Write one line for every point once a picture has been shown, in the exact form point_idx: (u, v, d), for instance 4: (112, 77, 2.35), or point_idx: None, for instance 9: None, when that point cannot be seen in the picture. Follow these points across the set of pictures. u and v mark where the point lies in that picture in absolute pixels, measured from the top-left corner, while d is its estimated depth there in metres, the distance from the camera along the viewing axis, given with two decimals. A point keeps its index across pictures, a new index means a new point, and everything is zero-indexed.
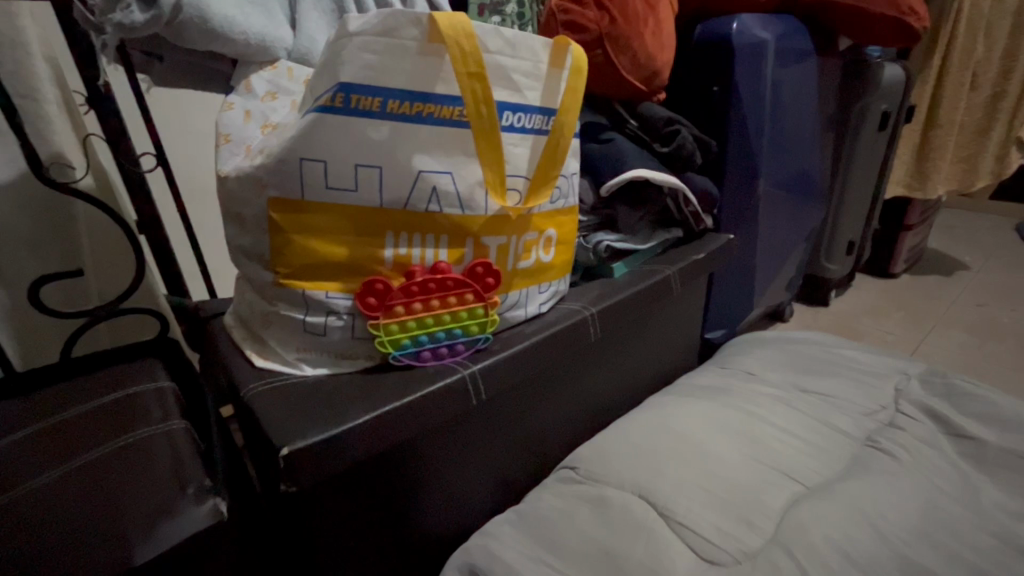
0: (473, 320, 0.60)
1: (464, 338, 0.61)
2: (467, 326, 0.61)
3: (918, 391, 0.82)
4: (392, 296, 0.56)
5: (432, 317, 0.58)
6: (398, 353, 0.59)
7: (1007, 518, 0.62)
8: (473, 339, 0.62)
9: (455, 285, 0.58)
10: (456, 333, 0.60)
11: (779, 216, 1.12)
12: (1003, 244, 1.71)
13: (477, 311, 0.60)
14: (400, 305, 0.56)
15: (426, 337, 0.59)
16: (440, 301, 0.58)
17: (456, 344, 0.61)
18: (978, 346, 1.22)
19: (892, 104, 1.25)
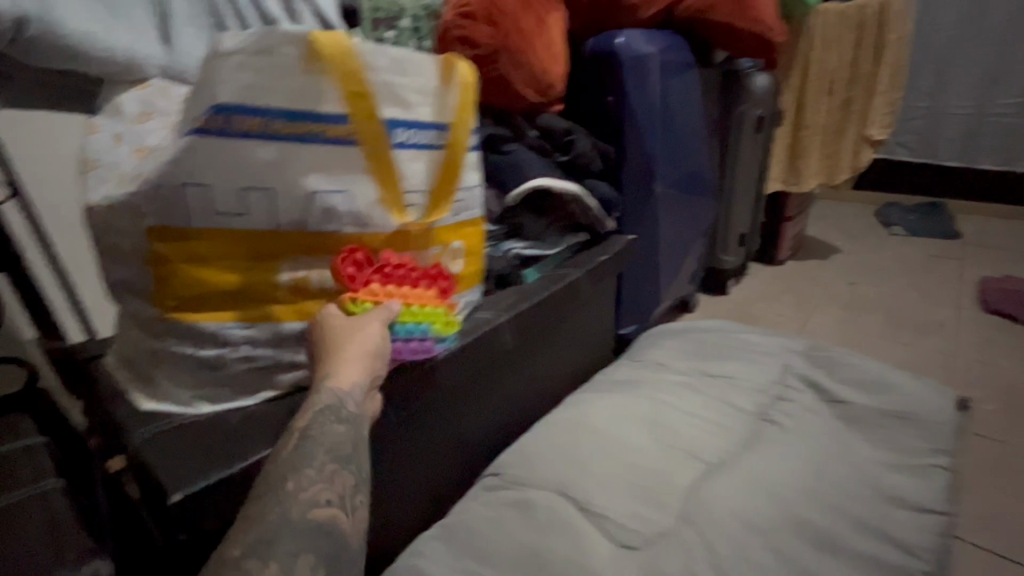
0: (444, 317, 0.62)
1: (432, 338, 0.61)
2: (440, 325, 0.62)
3: (801, 364, 0.92)
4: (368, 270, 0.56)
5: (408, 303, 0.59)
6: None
7: (877, 469, 0.71)
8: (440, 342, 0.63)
9: (422, 277, 0.61)
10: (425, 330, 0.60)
11: (676, 214, 1.21)
12: (866, 227, 1.96)
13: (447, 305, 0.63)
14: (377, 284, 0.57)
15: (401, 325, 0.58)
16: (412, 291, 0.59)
17: (421, 343, 0.60)
18: (851, 320, 1.38)
19: (765, 109, 1.40)
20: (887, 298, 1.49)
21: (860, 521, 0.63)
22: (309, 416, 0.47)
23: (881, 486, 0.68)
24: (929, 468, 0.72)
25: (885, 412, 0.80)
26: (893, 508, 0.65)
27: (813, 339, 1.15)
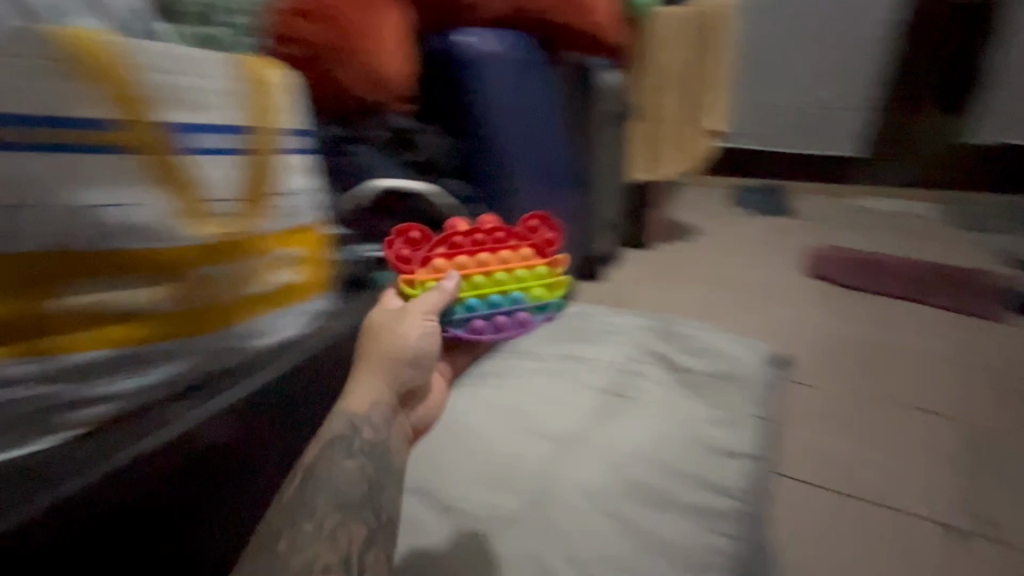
0: (516, 287, 0.70)
1: (516, 310, 0.69)
2: (522, 294, 0.70)
3: (653, 339, 1.00)
4: (426, 257, 0.68)
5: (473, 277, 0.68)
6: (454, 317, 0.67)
7: (703, 426, 0.80)
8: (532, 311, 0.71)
9: (496, 240, 0.72)
10: (497, 301, 0.68)
11: (542, 207, 1.26)
12: (720, 207, 2.18)
13: (518, 274, 0.70)
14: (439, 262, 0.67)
15: (471, 300, 0.68)
16: (476, 268, 0.69)
17: (501, 314, 0.68)
18: (705, 294, 1.54)
19: (619, 106, 1.50)
20: (734, 272, 1.67)
21: (682, 475, 0.72)
22: (326, 446, 0.56)
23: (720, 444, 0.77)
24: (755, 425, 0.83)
25: (710, 372, 0.92)
26: (709, 457, 0.75)
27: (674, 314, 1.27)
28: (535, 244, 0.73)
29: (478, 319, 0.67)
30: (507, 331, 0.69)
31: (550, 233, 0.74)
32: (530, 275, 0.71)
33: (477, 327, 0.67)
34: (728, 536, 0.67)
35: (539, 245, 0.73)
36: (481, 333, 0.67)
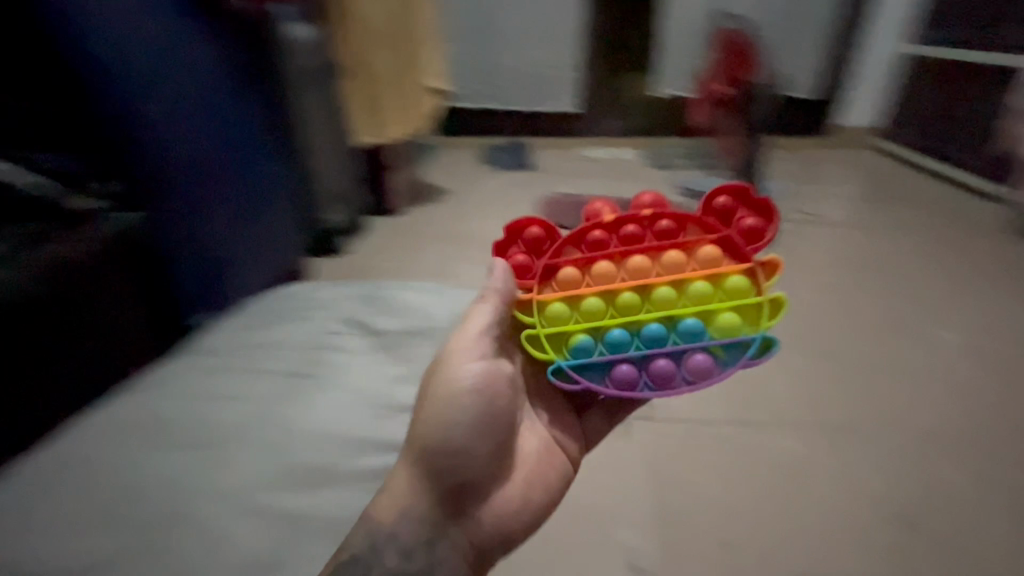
0: (688, 311, 0.62)
1: (651, 356, 0.62)
2: (701, 324, 0.62)
3: (345, 305, 0.96)
4: (549, 265, 0.66)
5: (564, 306, 0.64)
6: (559, 364, 0.62)
7: (390, 384, 0.78)
8: (717, 353, 0.62)
9: (626, 245, 0.66)
10: (622, 339, 0.62)
11: (225, 182, 1.11)
12: (468, 167, 2.31)
13: (697, 290, 0.62)
14: (596, 270, 0.64)
15: (584, 339, 0.62)
16: (633, 284, 0.63)
17: (661, 357, 0.61)
18: (443, 253, 1.64)
19: (316, 61, 1.42)
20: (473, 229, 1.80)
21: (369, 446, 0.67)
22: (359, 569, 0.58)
23: (381, 446, 0.68)
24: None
25: (400, 327, 0.91)
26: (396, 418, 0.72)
27: (320, 305, 0.97)
28: (726, 239, 0.65)
29: (624, 363, 0.62)
30: (655, 381, 0.61)
31: (763, 221, 0.66)
32: (726, 288, 0.63)
33: (620, 378, 0.61)
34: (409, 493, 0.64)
35: (729, 242, 0.65)
36: (621, 387, 0.61)
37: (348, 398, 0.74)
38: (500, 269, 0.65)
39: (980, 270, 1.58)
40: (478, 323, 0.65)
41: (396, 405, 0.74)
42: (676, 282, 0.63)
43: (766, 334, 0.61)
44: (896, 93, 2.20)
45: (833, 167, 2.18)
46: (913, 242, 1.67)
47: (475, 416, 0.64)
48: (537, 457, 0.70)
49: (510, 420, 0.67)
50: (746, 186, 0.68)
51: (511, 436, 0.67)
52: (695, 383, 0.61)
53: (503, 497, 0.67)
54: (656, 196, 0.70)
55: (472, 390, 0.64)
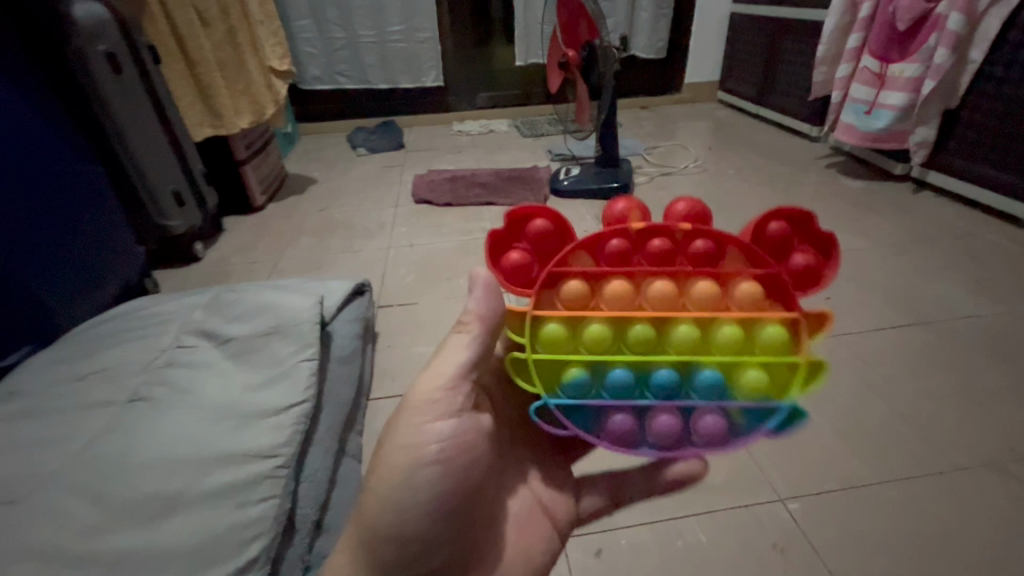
0: (713, 360, 0.41)
1: (655, 407, 0.41)
2: (723, 377, 0.40)
3: (196, 317, 0.88)
4: (554, 274, 0.45)
5: (563, 328, 0.42)
6: (545, 403, 0.41)
7: (242, 393, 0.72)
8: (733, 417, 0.41)
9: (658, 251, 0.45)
10: (625, 384, 0.41)
11: (21, 195, 0.91)
12: (337, 154, 2.23)
13: (728, 338, 0.40)
14: (608, 290, 0.43)
15: (578, 375, 0.41)
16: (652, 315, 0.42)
17: (664, 412, 0.41)
18: (316, 245, 1.54)
19: (114, 44, 1.16)
20: (347, 215, 1.71)
21: (214, 471, 0.60)
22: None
23: (233, 457, 0.62)
24: (281, 407, 0.70)
25: (259, 331, 0.84)
26: (248, 428, 0.66)
27: (174, 315, 0.90)
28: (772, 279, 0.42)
29: (619, 412, 0.41)
30: (660, 444, 0.41)
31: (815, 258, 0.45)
32: (758, 342, 0.40)
33: (614, 433, 0.41)
34: (272, 498, 0.60)
35: (777, 284, 0.42)
36: (615, 443, 0.41)
37: (197, 414, 0.68)
38: (483, 286, 0.42)
39: (796, 182, 1.70)
40: (452, 362, 0.42)
41: (251, 412, 0.68)
42: (707, 320, 0.42)
43: (794, 401, 0.39)
44: (732, 46, 2.38)
45: (686, 120, 2.35)
46: (747, 174, 1.78)
47: (440, 483, 0.41)
48: (524, 529, 0.48)
49: (483, 483, 0.45)
50: (806, 215, 0.46)
51: (487, 504, 0.46)
52: (703, 451, 0.40)
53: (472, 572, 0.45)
54: (694, 207, 0.48)
55: (443, 449, 0.41)
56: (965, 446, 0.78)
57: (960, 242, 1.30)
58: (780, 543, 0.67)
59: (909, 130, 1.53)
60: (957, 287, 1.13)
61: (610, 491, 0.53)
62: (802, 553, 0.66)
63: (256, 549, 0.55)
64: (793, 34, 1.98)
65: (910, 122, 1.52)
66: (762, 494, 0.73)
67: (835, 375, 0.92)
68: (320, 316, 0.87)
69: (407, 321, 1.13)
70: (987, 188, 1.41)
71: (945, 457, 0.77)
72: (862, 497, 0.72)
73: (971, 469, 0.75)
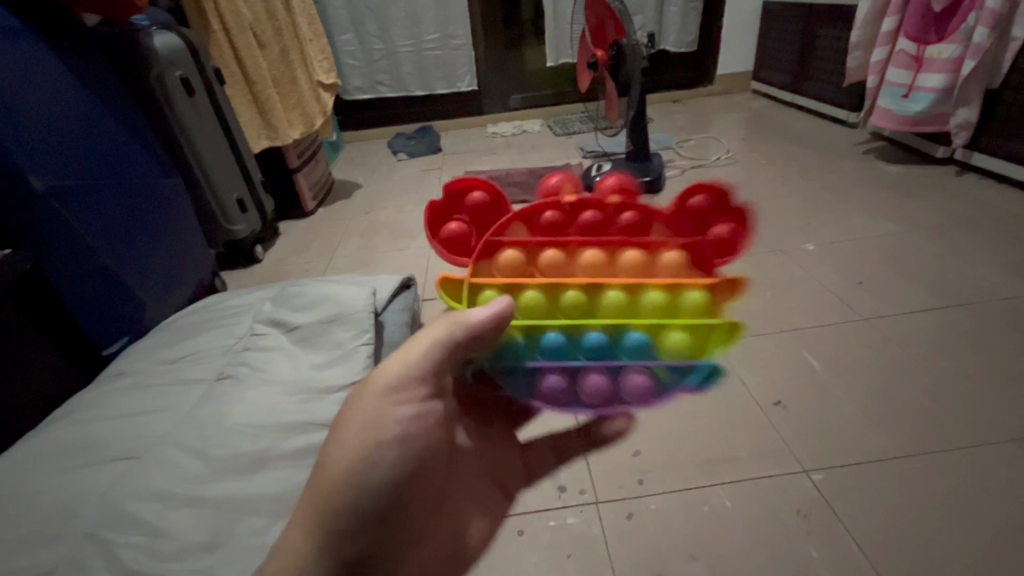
0: (637, 324, 0.55)
1: (588, 368, 0.56)
2: (647, 339, 0.55)
3: (266, 308, 0.99)
4: (496, 243, 0.65)
5: (506, 295, 0.57)
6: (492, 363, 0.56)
7: (310, 372, 0.83)
8: (659, 373, 0.56)
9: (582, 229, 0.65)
10: (559, 346, 0.56)
11: (121, 206, 1.06)
12: (379, 160, 2.36)
13: (648, 306, 0.55)
14: (544, 261, 0.62)
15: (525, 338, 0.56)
16: (588, 282, 0.58)
17: (594, 372, 0.56)
18: (362, 245, 1.66)
19: (188, 69, 1.32)
20: (390, 217, 1.82)
21: (292, 434, 0.71)
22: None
23: (306, 425, 0.73)
24: (344, 383, 0.80)
25: (320, 319, 0.94)
26: (318, 398, 0.77)
27: (246, 308, 1.01)
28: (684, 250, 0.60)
29: (555, 373, 0.57)
30: (589, 399, 0.57)
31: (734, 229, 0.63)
32: (675, 310, 0.55)
33: (551, 390, 0.56)
34: None
35: (690, 254, 0.60)
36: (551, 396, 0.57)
37: (273, 389, 0.79)
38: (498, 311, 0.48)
39: (832, 170, 1.69)
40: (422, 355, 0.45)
41: (320, 387, 0.79)
42: (633, 291, 0.57)
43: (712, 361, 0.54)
44: (765, 35, 2.37)
45: (719, 112, 2.35)
46: (781, 164, 1.78)
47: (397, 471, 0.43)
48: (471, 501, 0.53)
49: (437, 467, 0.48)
50: (729, 188, 0.65)
51: (437, 489, 0.49)
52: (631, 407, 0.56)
53: (416, 554, 0.47)
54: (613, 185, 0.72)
55: (405, 436, 0.44)
56: (994, 423, 0.79)
57: (1002, 224, 1.28)
58: (803, 509, 0.72)
59: (949, 112, 1.50)
60: (999, 270, 1.12)
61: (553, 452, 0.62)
62: (826, 519, 0.70)
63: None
64: (828, 20, 1.96)
65: (950, 104, 1.49)
66: (786, 465, 0.77)
67: (863, 356, 0.94)
68: (373, 306, 0.97)
69: None
70: None
71: (972, 433, 0.78)
72: (885, 469, 0.75)
73: (999, 444, 0.76)
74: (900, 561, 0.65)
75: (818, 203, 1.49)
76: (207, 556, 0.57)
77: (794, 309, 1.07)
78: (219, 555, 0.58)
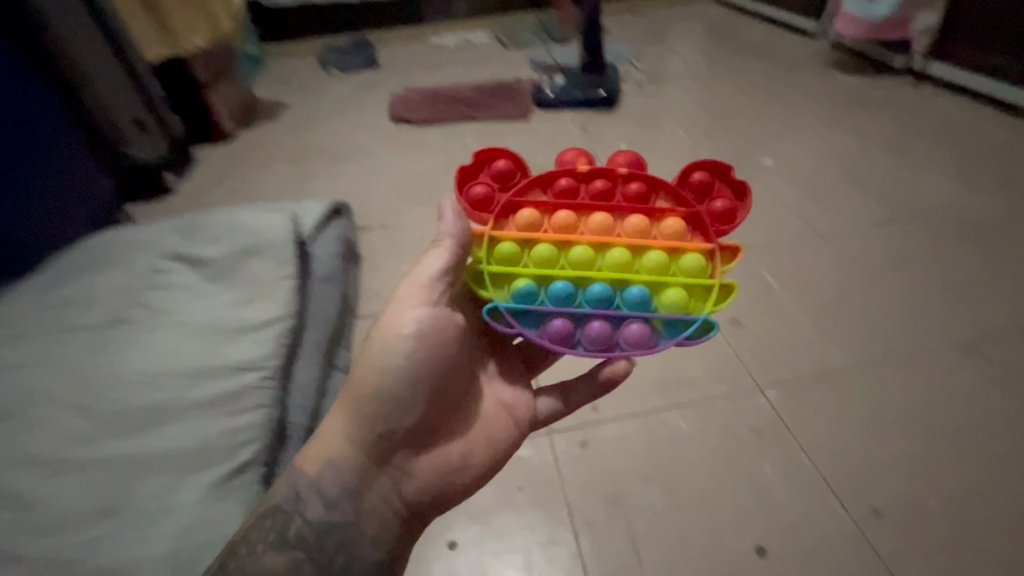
0: (639, 278, 0.47)
1: (589, 315, 0.46)
2: (648, 293, 0.46)
3: (170, 238, 0.85)
4: (514, 204, 0.52)
5: (516, 248, 0.48)
6: (496, 305, 0.46)
7: (224, 309, 0.72)
8: (656, 327, 0.46)
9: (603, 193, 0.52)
10: (567, 295, 0.46)
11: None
12: (308, 77, 2.10)
13: (652, 260, 0.48)
14: (559, 220, 0.50)
15: (527, 285, 0.47)
16: (594, 241, 0.49)
17: (597, 319, 0.46)
18: (292, 171, 1.48)
19: None
20: (323, 139, 1.63)
21: (200, 382, 0.62)
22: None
23: (219, 369, 0.63)
24: (262, 321, 0.70)
25: (234, 250, 0.82)
26: (229, 338, 0.68)
27: (146, 239, 0.87)
28: (695, 216, 0.51)
29: (560, 317, 0.46)
30: (595, 346, 0.46)
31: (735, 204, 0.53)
32: (679, 266, 0.47)
33: (555, 332, 0.45)
34: (258, 406, 0.61)
35: (697, 219, 0.51)
36: (552, 342, 0.45)
37: (179, 331, 0.68)
38: (450, 211, 0.46)
39: (791, 82, 1.62)
40: (429, 270, 0.46)
41: (236, 327, 0.69)
42: (637, 247, 0.49)
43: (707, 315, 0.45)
44: None
45: (677, 22, 2.20)
46: (740, 77, 1.69)
47: (408, 381, 0.45)
48: (493, 421, 0.50)
49: (457, 377, 0.48)
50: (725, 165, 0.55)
51: (461, 403, 0.49)
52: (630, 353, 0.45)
53: (438, 463, 0.47)
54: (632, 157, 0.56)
55: (414, 347, 0.45)
56: (940, 331, 0.79)
57: (954, 135, 1.26)
58: (756, 426, 0.70)
59: (911, 16, 1.43)
60: (949, 180, 1.11)
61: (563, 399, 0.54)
62: (778, 434, 0.69)
63: (252, 451, 0.57)
64: None
65: (912, 7, 1.42)
66: (740, 383, 0.75)
67: (819, 272, 0.92)
68: (295, 233, 0.85)
69: (389, 240, 1.12)
70: None
71: (921, 343, 0.78)
72: (837, 381, 0.74)
73: (944, 351, 0.77)
74: (849, 470, 0.65)
75: (777, 117, 1.43)
76: (103, 525, 0.51)
77: (753, 226, 1.03)
78: (113, 525, 0.51)
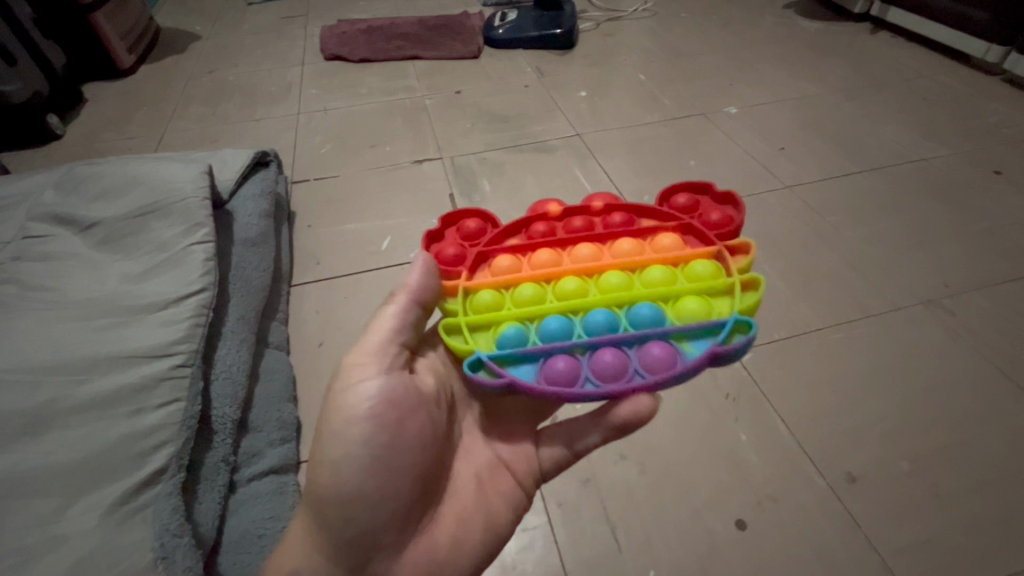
0: (643, 297, 0.42)
1: (596, 347, 0.40)
2: (657, 310, 0.41)
3: (48, 198, 0.70)
4: (491, 250, 0.47)
5: (495, 295, 0.43)
6: (477, 356, 0.39)
7: (121, 285, 0.60)
8: (679, 346, 0.39)
9: (582, 228, 0.48)
10: (565, 328, 0.40)
11: None
12: (222, 4, 1.82)
13: (654, 276, 0.43)
14: (538, 259, 0.45)
15: (512, 328, 0.40)
16: (582, 270, 0.44)
17: (605, 349, 0.39)
18: (208, 113, 1.28)
19: None
20: (243, 77, 1.42)
21: (94, 377, 0.52)
22: None
23: (114, 360, 0.53)
24: (171, 296, 0.59)
25: (129, 213, 0.68)
26: (128, 321, 0.56)
27: (17, 197, 0.71)
28: (687, 227, 0.47)
29: (562, 356, 0.39)
30: (607, 380, 0.38)
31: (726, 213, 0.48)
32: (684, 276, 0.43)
33: (559, 371, 0.38)
34: (171, 402, 0.51)
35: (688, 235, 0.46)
36: (556, 386, 0.38)
37: (62, 315, 0.56)
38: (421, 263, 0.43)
39: (751, 25, 1.55)
40: (380, 334, 0.40)
41: (136, 306, 0.57)
42: (628, 270, 0.44)
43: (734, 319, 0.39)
44: None
45: None
46: (701, 18, 1.60)
47: (371, 474, 0.36)
48: (480, 489, 0.44)
49: (430, 460, 0.40)
50: (704, 185, 0.51)
51: (436, 483, 0.41)
52: (649, 380, 0.38)
53: (426, 559, 0.39)
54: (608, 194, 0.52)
55: (370, 432, 0.37)
56: (903, 287, 0.79)
57: (911, 85, 1.25)
58: (731, 393, 0.67)
59: None
60: (907, 132, 1.09)
61: (567, 446, 0.47)
62: (753, 402, 0.66)
63: (164, 456, 0.48)
64: None
65: None
66: None
67: (787, 228, 0.88)
68: (208, 189, 0.71)
69: (326, 198, 0.99)
70: (942, 23, 1.32)
71: (886, 298, 0.77)
72: (809, 341, 0.72)
73: (910, 307, 0.76)
74: (823, 437, 0.63)
75: (739, 62, 1.36)
76: None
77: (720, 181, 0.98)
78: None
